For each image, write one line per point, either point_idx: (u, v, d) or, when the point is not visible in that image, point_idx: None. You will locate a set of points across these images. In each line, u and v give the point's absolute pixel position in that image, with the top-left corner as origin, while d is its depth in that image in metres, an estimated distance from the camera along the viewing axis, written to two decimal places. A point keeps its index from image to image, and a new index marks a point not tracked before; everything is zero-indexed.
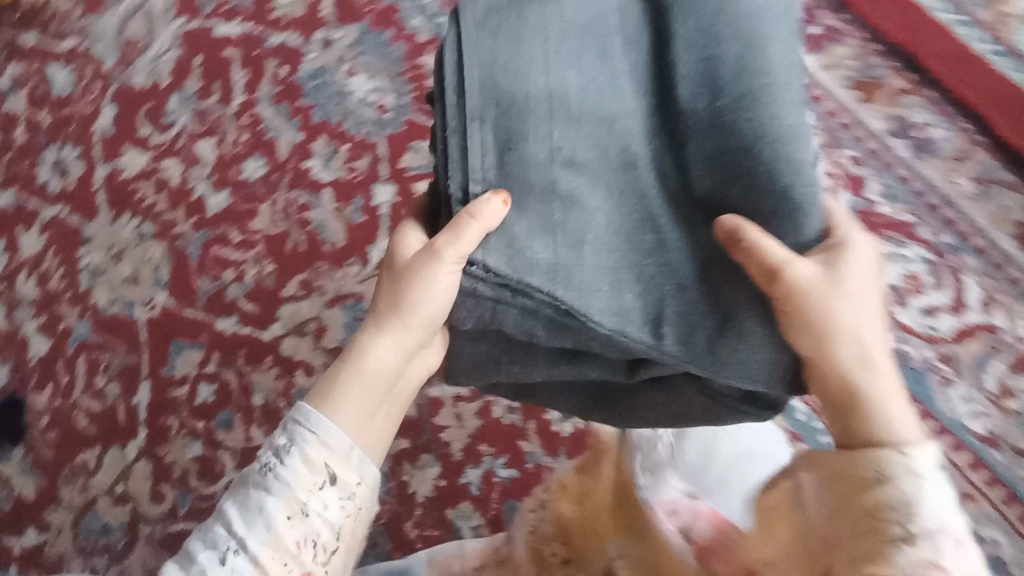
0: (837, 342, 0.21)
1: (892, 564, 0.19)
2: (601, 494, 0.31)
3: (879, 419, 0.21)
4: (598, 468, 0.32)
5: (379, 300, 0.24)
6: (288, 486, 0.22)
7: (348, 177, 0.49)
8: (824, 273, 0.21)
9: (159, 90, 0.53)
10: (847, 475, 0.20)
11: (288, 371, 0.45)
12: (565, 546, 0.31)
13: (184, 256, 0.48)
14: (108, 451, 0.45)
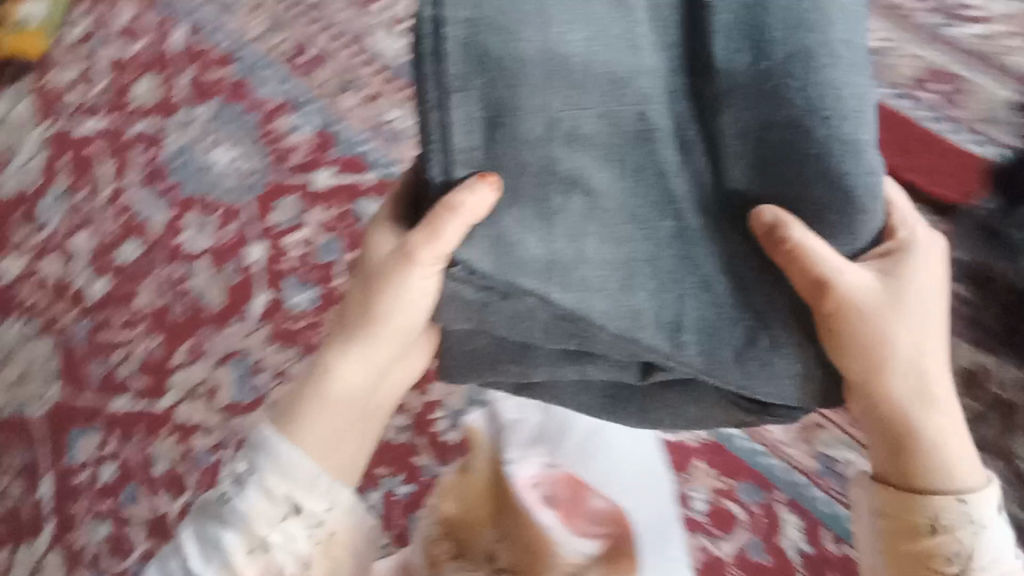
0: (896, 373, 0.20)
1: None
2: (478, 484, 0.28)
3: (934, 458, 0.20)
4: (467, 466, 0.29)
5: (347, 311, 0.22)
6: (245, 521, 0.20)
7: (224, 240, 0.39)
8: (883, 297, 0.19)
9: (26, 196, 0.42)
10: (900, 520, 0.20)
11: (187, 436, 0.35)
12: (453, 543, 0.27)
13: (70, 346, 0.38)
14: (17, 550, 0.35)
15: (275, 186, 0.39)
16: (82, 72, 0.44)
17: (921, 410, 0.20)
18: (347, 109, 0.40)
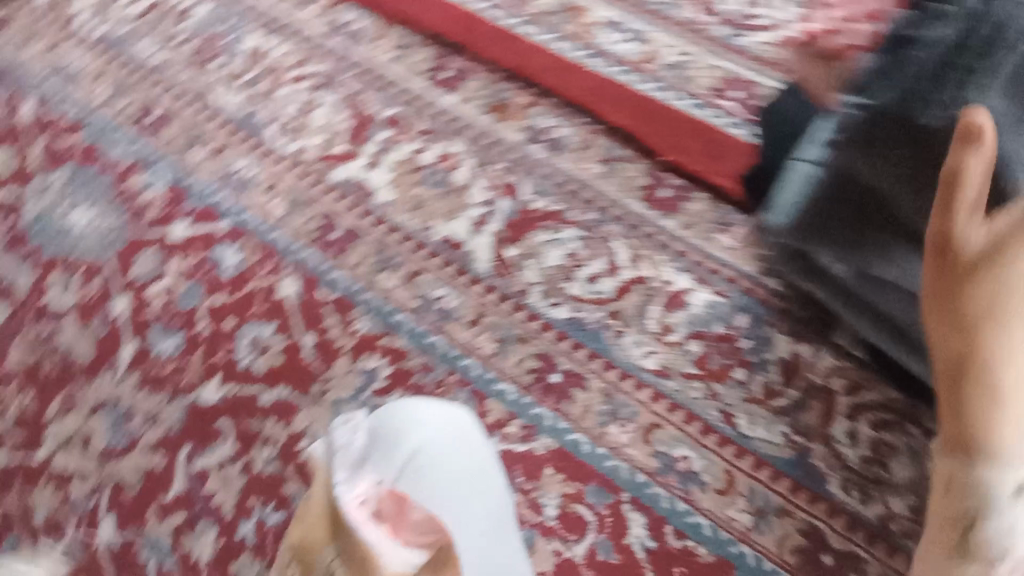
0: (971, 283, 0.62)
1: (1004, 412, 0.61)
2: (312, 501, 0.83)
3: (990, 324, 0.61)
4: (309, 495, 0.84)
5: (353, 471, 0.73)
6: None
7: (319, 352, 1.04)
8: (974, 210, 0.61)
9: (277, 309, 1.07)
10: (978, 386, 0.62)
11: (297, 438, 1.02)
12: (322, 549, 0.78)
13: (370, 335, 1.04)
14: (208, 443, 1.03)
15: (368, 340, 1.04)
16: (263, 247, 1.10)
17: (977, 270, 0.62)
18: (426, 242, 1.06)
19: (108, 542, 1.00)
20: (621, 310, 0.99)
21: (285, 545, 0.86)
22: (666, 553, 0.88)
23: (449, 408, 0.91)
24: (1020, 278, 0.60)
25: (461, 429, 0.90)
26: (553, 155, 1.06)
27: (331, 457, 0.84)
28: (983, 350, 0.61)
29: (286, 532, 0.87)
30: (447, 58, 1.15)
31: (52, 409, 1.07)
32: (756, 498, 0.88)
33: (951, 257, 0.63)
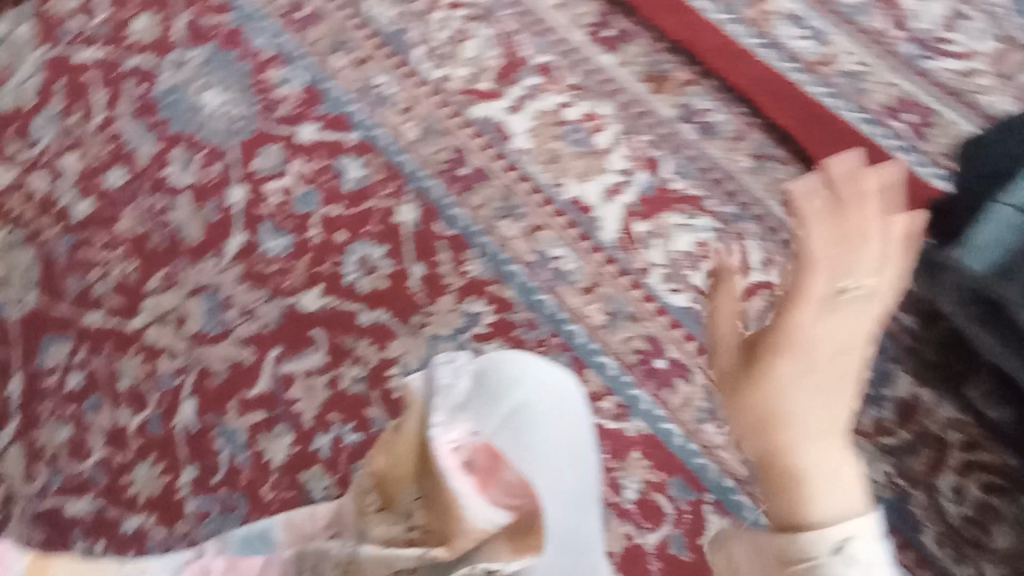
0: (792, 355, 0.62)
1: (799, 458, 0.58)
2: (405, 435, 0.83)
3: (786, 428, 0.60)
4: (399, 427, 0.85)
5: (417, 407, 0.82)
6: None
7: (426, 286, 1.03)
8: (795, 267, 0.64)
9: (391, 234, 1.05)
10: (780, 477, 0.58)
11: (388, 363, 1.01)
12: (409, 483, 0.81)
13: (479, 279, 1.02)
14: (300, 350, 1.03)
15: (477, 283, 1.02)
16: (387, 168, 1.08)
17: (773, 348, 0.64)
18: (555, 199, 1.04)
19: (186, 424, 1.01)
20: (742, 311, 0.98)
21: (367, 465, 0.87)
22: None
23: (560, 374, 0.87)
24: (805, 382, 0.62)
25: (570, 400, 0.87)
26: (702, 138, 1.03)
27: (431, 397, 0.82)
28: (789, 445, 0.59)
29: (371, 454, 0.87)
30: (609, 17, 1.09)
31: (153, 282, 1.07)
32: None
33: (760, 368, 0.64)
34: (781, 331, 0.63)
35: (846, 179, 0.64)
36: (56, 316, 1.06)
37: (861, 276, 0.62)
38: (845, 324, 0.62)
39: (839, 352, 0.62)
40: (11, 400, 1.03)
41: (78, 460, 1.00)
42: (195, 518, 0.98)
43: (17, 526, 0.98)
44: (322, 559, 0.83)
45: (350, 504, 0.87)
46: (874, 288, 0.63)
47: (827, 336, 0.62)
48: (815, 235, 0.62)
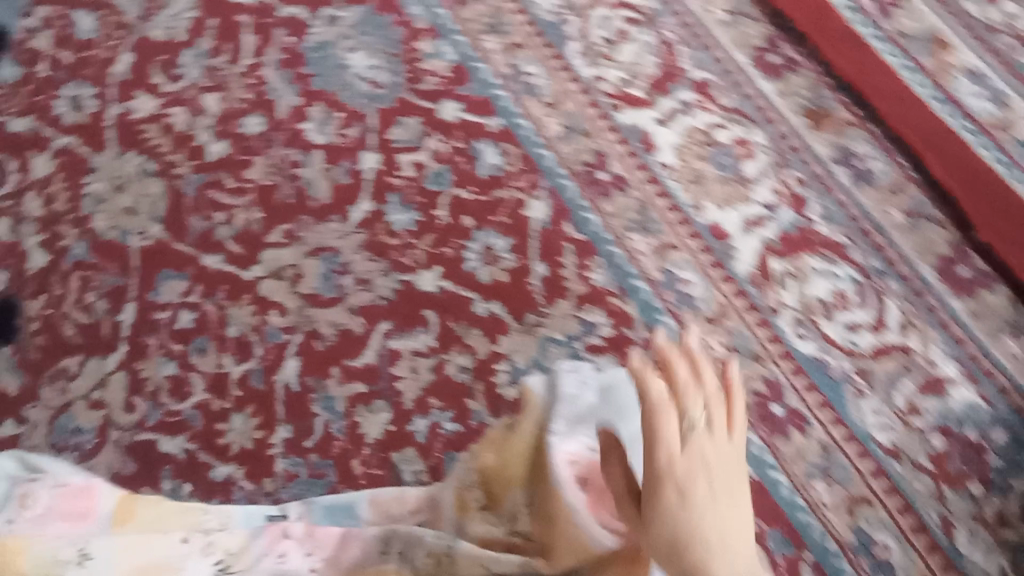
0: (675, 490, 0.54)
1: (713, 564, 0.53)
2: (522, 431, 0.81)
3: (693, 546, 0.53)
4: (508, 426, 0.84)
5: (529, 405, 0.82)
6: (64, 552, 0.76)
7: (547, 286, 1.01)
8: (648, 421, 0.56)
9: (517, 227, 1.03)
10: None
11: (496, 357, 1.00)
12: (520, 486, 0.80)
13: (600, 288, 1.00)
14: (409, 329, 1.02)
15: (599, 292, 1.00)
16: (523, 159, 1.05)
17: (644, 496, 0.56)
18: (693, 222, 1.01)
19: (287, 382, 1.00)
20: (870, 370, 0.95)
21: (474, 456, 0.84)
22: None
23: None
24: (693, 502, 0.54)
25: None
26: (854, 185, 1.00)
27: (556, 406, 0.80)
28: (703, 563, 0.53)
29: (480, 446, 0.85)
30: (778, 43, 1.08)
31: (274, 235, 1.06)
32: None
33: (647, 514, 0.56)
34: (646, 473, 0.56)
35: (690, 355, 0.58)
36: (177, 253, 1.07)
37: (696, 415, 0.56)
38: (700, 464, 0.55)
39: (712, 480, 0.54)
40: (122, 327, 1.05)
41: (177, 399, 1.01)
42: (283, 478, 0.97)
43: (111, 452, 0.99)
44: (416, 548, 0.82)
45: (450, 494, 0.84)
46: (710, 424, 0.56)
47: (701, 467, 0.55)
48: (653, 411, 0.56)
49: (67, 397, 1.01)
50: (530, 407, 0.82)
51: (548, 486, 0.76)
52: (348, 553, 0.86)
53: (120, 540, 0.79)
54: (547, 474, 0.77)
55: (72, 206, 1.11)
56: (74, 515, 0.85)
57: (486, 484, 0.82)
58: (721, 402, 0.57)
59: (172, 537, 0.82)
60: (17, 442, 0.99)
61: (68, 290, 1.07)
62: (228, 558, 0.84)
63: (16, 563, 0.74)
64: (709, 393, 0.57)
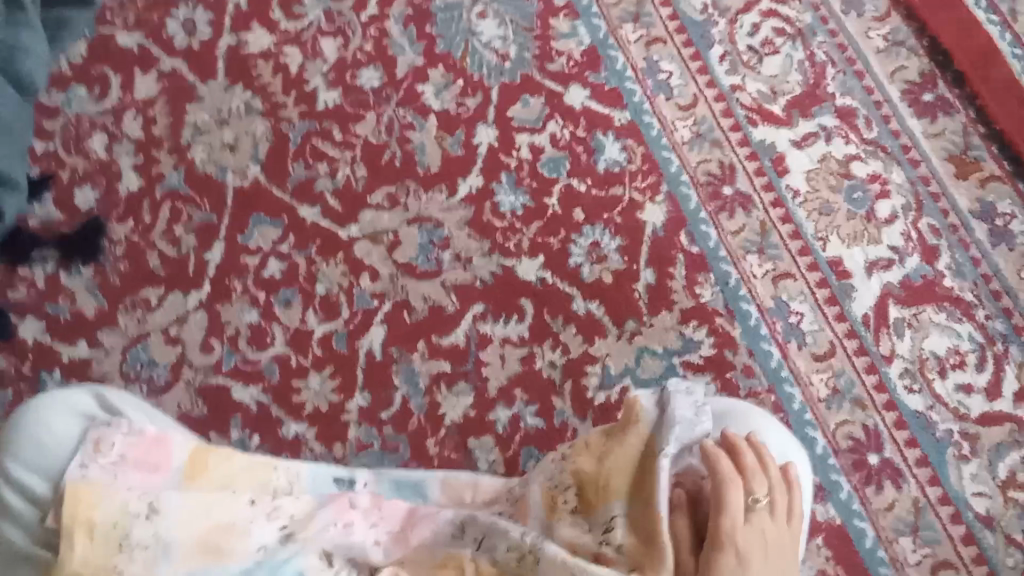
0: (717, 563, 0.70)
1: None
2: (626, 441, 0.79)
3: None
4: (606, 433, 0.82)
5: (630, 416, 0.80)
6: (130, 502, 0.72)
7: (654, 294, 0.98)
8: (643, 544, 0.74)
9: (631, 228, 1.01)
10: None
11: (588, 357, 0.96)
12: (619, 499, 0.77)
13: (706, 305, 0.97)
14: (503, 315, 0.98)
15: (706, 308, 0.97)
16: (650, 159, 1.03)
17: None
18: (817, 251, 0.99)
19: (371, 349, 0.97)
20: (975, 437, 0.92)
21: (566, 458, 0.82)
22: None
23: (793, 457, 0.81)
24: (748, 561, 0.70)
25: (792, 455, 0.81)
26: (990, 244, 0.99)
27: (670, 428, 0.78)
28: None
29: (574, 448, 0.82)
30: (936, 83, 1.05)
31: (376, 196, 1.03)
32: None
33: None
34: (711, 536, 0.72)
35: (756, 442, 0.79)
36: (273, 199, 1.04)
37: (760, 491, 0.75)
38: (756, 531, 0.73)
39: (766, 554, 0.72)
40: (209, 266, 1.01)
41: (256, 348, 0.98)
42: (354, 446, 0.94)
43: (181, 391, 0.96)
44: (496, 538, 0.79)
45: (538, 490, 0.82)
46: (768, 505, 0.75)
47: (758, 539, 0.72)
48: (723, 489, 0.74)
49: (145, 327, 0.99)
50: (630, 420, 0.80)
51: (651, 506, 0.74)
52: (418, 530, 0.84)
53: (189, 497, 0.74)
54: (653, 492, 0.75)
55: (173, 132, 1.07)
56: (146, 466, 0.78)
57: (580, 488, 0.79)
58: (783, 489, 0.77)
59: (241, 498, 0.78)
60: (91, 366, 0.98)
61: (157, 219, 1.04)
62: (292, 525, 0.80)
63: (88, 513, 0.70)
64: (773, 481, 0.76)
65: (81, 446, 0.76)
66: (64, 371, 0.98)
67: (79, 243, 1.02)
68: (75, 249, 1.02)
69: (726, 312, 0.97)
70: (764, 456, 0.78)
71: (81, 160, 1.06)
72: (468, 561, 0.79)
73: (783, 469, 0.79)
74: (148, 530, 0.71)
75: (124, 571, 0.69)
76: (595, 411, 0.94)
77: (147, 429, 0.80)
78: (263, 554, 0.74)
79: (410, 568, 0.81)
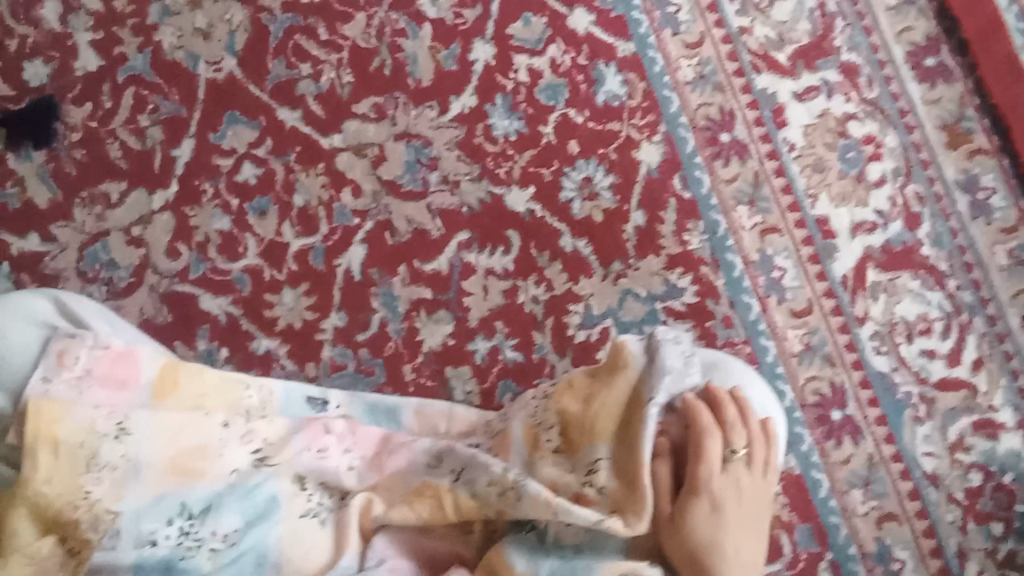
0: (693, 510, 0.70)
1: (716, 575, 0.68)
2: (610, 384, 0.75)
3: (704, 554, 0.68)
4: (589, 374, 0.78)
5: (617, 359, 0.76)
6: (96, 420, 0.65)
7: (643, 237, 0.97)
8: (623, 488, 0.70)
9: (627, 165, 1.00)
10: None
11: (572, 295, 0.95)
12: (598, 441, 0.72)
13: (693, 252, 0.97)
14: (488, 244, 0.95)
15: (695, 255, 0.97)
16: (653, 97, 1.02)
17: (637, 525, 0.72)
18: (807, 207, 1.00)
19: (349, 269, 0.93)
20: (932, 399, 0.96)
21: (550, 397, 0.77)
22: None
23: (772, 413, 0.80)
24: (722, 508, 0.70)
25: (767, 407, 0.80)
26: (970, 216, 1.02)
27: (660, 377, 0.74)
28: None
29: (557, 387, 0.78)
30: (938, 48, 1.08)
31: (363, 105, 0.98)
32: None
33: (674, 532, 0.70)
34: (688, 480, 0.71)
35: (738, 394, 0.77)
36: (249, 97, 0.97)
37: (740, 440, 0.74)
38: (731, 478, 0.72)
39: (740, 504, 0.71)
40: (177, 164, 0.94)
41: (227, 259, 0.92)
42: (327, 366, 0.90)
43: (145, 295, 0.90)
44: (477, 471, 0.71)
45: (519, 426, 0.78)
46: (746, 457, 0.74)
47: (733, 489, 0.71)
48: (701, 437, 0.72)
49: (104, 225, 0.92)
50: (617, 363, 0.76)
51: (635, 449, 0.70)
52: (394, 458, 0.75)
53: (160, 415, 0.67)
54: (638, 435, 0.71)
55: (136, 9, 0.98)
56: (112, 381, 0.69)
57: (563, 428, 0.75)
58: (761, 442, 0.76)
59: (213, 419, 0.69)
60: (41, 261, 0.90)
61: (119, 106, 0.95)
62: (267, 449, 0.72)
63: (51, 429, 0.63)
64: (753, 434, 0.75)
65: (41, 359, 0.68)
66: (12, 265, 0.90)
67: (29, 125, 0.93)
68: (24, 131, 0.93)
69: (712, 261, 0.97)
70: (746, 408, 0.76)
71: (31, 29, 0.96)
72: (447, 494, 0.70)
73: (763, 423, 0.78)
74: (114, 451, 0.64)
75: (90, 493, 0.62)
76: (575, 351, 0.93)
77: (113, 342, 0.71)
78: (238, 479, 0.68)
79: (382, 496, 0.73)
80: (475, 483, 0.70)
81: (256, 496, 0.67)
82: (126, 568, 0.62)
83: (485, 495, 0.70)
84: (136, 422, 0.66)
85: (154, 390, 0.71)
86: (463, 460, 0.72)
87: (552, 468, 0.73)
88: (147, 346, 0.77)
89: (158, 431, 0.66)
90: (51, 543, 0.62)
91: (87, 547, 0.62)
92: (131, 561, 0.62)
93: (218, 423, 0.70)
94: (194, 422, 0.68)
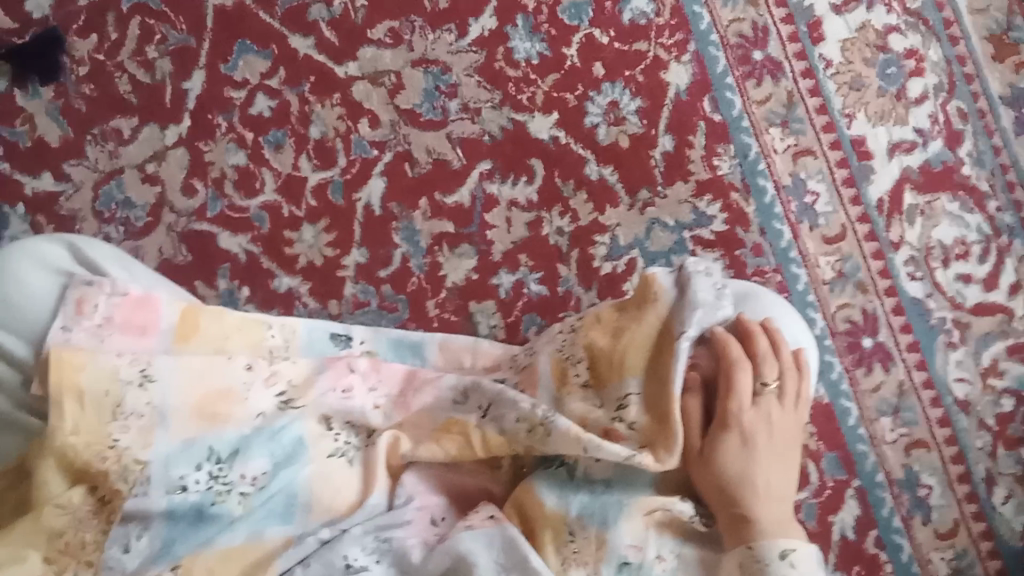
0: (722, 443, 0.69)
1: (745, 509, 0.67)
2: (639, 317, 0.73)
3: (732, 487, 0.68)
4: (619, 308, 0.76)
5: (646, 292, 0.74)
6: (120, 368, 0.64)
7: (670, 164, 0.94)
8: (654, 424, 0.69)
9: (654, 88, 0.95)
10: (744, 558, 0.66)
11: (597, 226, 0.92)
12: (627, 376, 0.71)
13: (722, 177, 0.94)
14: (510, 174, 0.92)
15: (725, 182, 0.94)
16: (681, 13, 0.97)
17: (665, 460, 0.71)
18: (843, 127, 0.96)
19: (368, 203, 0.91)
20: (968, 325, 0.93)
21: (578, 331, 0.76)
22: (857, 549, 0.88)
23: (806, 345, 0.78)
24: (752, 441, 0.69)
25: (798, 338, 0.78)
26: (1014, 132, 0.97)
27: (690, 311, 0.71)
28: (730, 511, 0.68)
29: (585, 321, 0.76)
30: None
31: (377, 31, 0.94)
32: (964, 560, 0.89)
33: (703, 467, 0.69)
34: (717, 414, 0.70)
35: (769, 327, 0.74)
36: (259, 24, 0.93)
37: (771, 373, 0.72)
38: (762, 412, 0.70)
39: (771, 438, 0.70)
40: (189, 97, 0.91)
41: (244, 195, 0.90)
42: (350, 304, 0.89)
43: (161, 234, 0.89)
44: (505, 407, 0.70)
45: (547, 361, 0.76)
46: (778, 390, 0.72)
47: (764, 424, 0.70)
48: (731, 370, 0.71)
49: (117, 162, 0.90)
50: (646, 296, 0.74)
51: (665, 384, 0.69)
52: (419, 396, 0.74)
53: (183, 361, 0.66)
54: (667, 370, 0.69)
55: None
56: (134, 328, 0.69)
57: (592, 363, 0.74)
58: (793, 375, 0.73)
59: (238, 362, 0.68)
60: (57, 201, 0.89)
61: (126, 36, 0.92)
62: (292, 391, 0.71)
63: (74, 378, 0.62)
64: (785, 365, 0.73)
65: (61, 307, 0.67)
66: (28, 205, 0.88)
67: (35, 59, 0.90)
68: (31, 65, 0.90)
69: (743, 186, 0.94)
70: (778, 340, 0.73)
71: None
72: (474, 430, 0.70)
73: (794, 354, 0.75)
74: (140, 399, 0.64)
75: (118, 442, 0.63)
76: (600, 284, 0.91)
77: (132, 288, 0.70)
78: (264, 422, 0.68)
79: (410, 433, 0.72)
80: (501, 422, 0.69)
81: (283, 437, 0.67)
82: (159, 513, 0.62)
83: (511, 431, 0.69)
84: (160, 369, 0.65)
85: (176, 336, 0.71)
86: (490, 395, 0.71)
87: (582, 403, 0.72)
88: (166, 291, 0.76)
89: (183, 378, 0.65)
90: (82, 493, 0.63)
91: (119, 495, 0.62)
92: (163, 507, 0.62)
93: (243, 367, 0.69)
94: (217, 365, 0.67)
